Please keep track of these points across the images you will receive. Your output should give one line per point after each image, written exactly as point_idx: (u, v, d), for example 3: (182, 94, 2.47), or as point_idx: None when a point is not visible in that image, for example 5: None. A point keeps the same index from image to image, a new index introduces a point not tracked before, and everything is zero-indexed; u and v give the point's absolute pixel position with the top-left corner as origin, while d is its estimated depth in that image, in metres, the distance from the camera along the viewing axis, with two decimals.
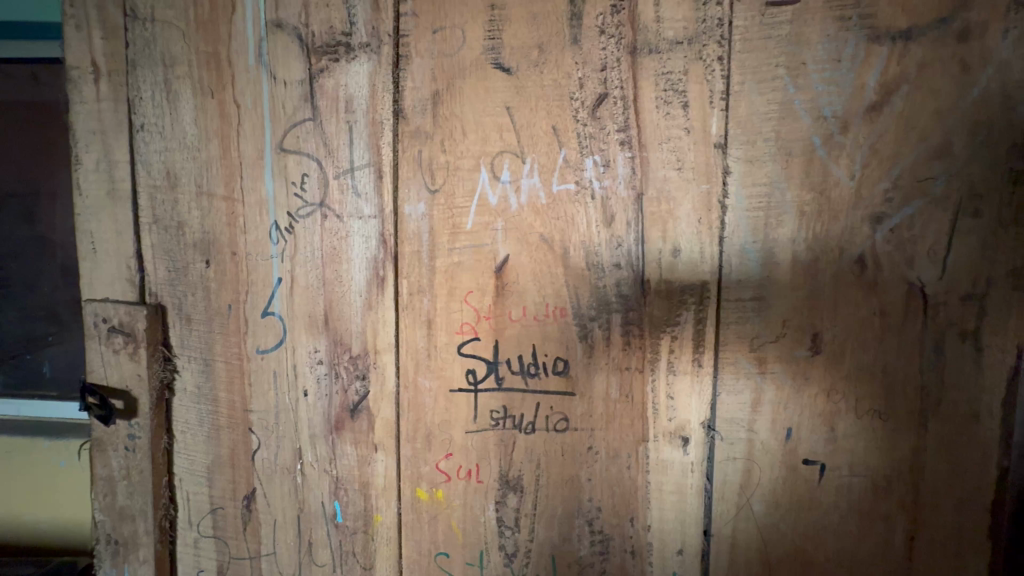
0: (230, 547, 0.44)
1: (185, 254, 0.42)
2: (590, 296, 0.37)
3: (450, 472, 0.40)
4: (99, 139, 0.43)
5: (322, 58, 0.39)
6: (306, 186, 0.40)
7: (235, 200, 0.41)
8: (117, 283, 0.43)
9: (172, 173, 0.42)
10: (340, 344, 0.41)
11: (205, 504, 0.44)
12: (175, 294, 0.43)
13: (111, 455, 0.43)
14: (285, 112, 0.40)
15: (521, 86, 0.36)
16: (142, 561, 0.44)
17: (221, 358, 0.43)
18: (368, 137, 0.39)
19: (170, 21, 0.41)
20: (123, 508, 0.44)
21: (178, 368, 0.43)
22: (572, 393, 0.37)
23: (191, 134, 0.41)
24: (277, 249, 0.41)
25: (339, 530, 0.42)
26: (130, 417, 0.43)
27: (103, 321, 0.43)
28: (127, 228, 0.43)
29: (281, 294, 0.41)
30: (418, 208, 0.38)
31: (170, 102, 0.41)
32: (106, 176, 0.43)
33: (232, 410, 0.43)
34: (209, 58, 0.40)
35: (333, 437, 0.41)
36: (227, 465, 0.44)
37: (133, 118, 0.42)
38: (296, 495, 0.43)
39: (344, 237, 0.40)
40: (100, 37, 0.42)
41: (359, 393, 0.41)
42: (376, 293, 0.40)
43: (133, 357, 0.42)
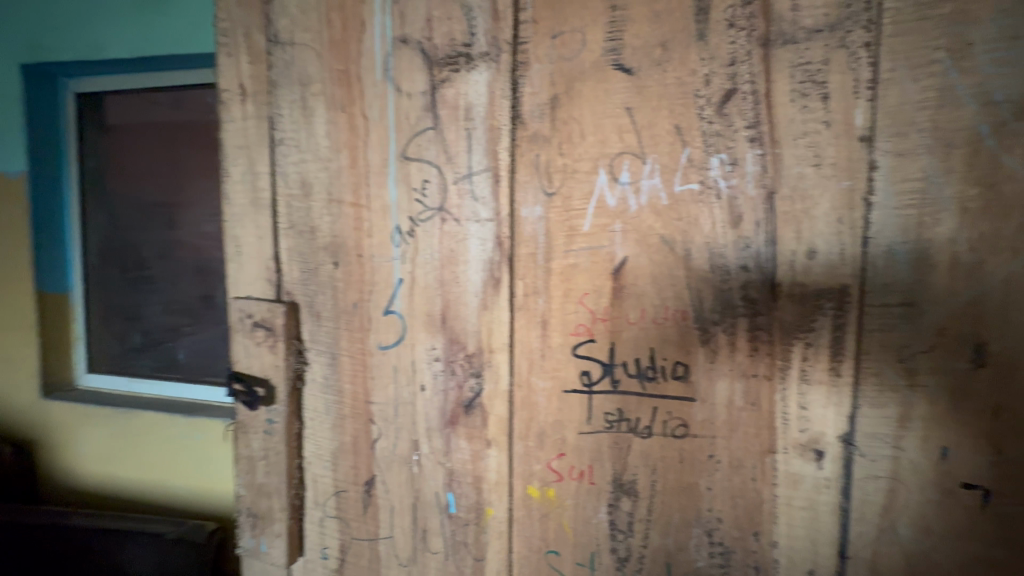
0: (351, 528, 0.48)
1: (316, 257, 0.46)
2: (712, 299, 0.36)
3: (563, 472, 0.40)
4: (245, 153, 0.48)
5: (443, 69, 0.41)
6: (426, 191, 0.42)
7: (362, 206, 0.44)
8: (258, 282, 0.48)
9: (306, 182, 0.46)
10: (456, 343, 0.42)
11: (330, 487, 0.48)
12: (307, 292, 0.47)
13: (252, 438, 0.48)
14: (408, 122, 0.42)
15: (643, 86, 0.36)
16: (277, 534, 0.49)
17: (346, 352, 0.46)
18: (486, 143, 0.40)
19: (306, 42, 0.44)
20: (261, 485, 0.49)
21: (309, 361, 0.47)
22: (692, 398, 0.37)
23: (324, 146, 0.45)
24: (399, 252, 0.43)
25: (452, 521, 0.44)
26: (269, 403, 0.47)
27: (248, 316, 0.48)
28: (267, 233, 0.47)
29: (401, 294, 0.43)
30: (535, 211, 0.39)
31: (305, 117, 0.45)
32: (250, 187, 0.48)
33: (355, 400, 0.46)
34: (341, 76, 0.43)
35: (448, 431, 0.43)
36: (350, 451, 0.47)
37: (274, 133, 0.46)
38: (413, 484, 0.45)
39: (461, 240, 0.41)
40: (247, 62, 0.46)
41: (474, 390, 0.42)
42: (491, 294, 0.41)
43: (272, 349, 0.47)
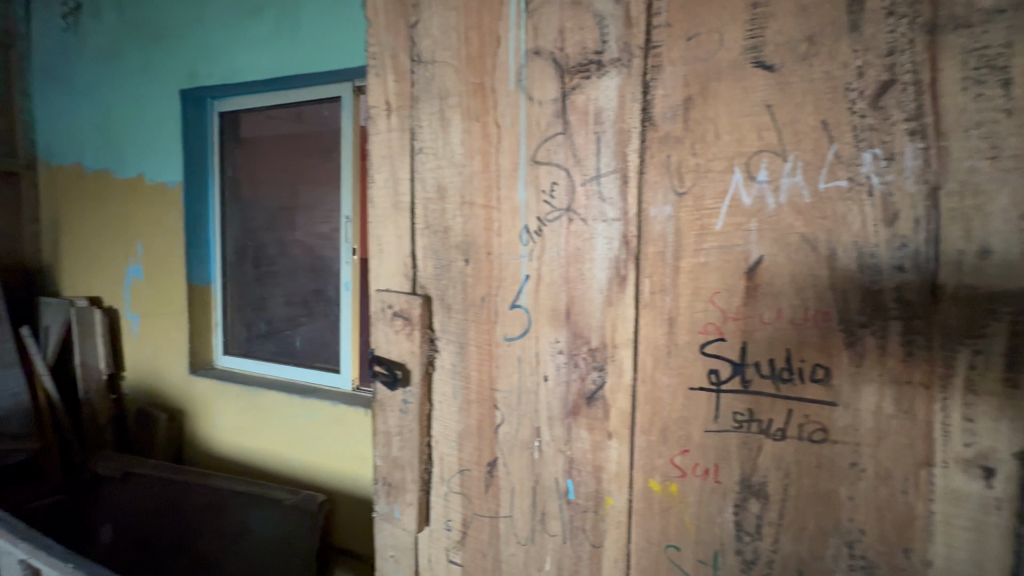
0: (474, 504, 0.52)
1: (448, 254, 0.50)
2: (860, 301, 0.34)
3: (686, 468, 0.41)
4: (388, 162, 0.53)
5: (575, 77, 0.43)
6: (554, 193, 0.44)
7: (492, 208, 0.47)
8: (396, 277, 0.54)
9: (442, 186, 0.50)
10: (579, 336, 0.44)
11: (455, 464, 0.52)
12: (439, 286, 0.51)
13: (389, 415, 0.54)
14: (539, 128, 0.44)
15: (785, 83, 0.35)
16: (409, 503, 0.54)
17: (473, 342, 0.50)
18: (615, 145, 0.41)
19: (446, 60, 0.49)
20: (396, 458, 0.54)
21: (439, 348, 0.52)
22: (833, 403, 0.35)
23: (459, 153, 0.49)
24: (526, 250, 0.46)
25: (570, 506, 0.46)
26: (405, 385, 0.53)
27: (389, 306, 0.53)
28: (406, 232, 0.53)
29: (527, 289, 0.46)
30: (665, 210, 0.40)
31: (443, 127, 0.49)
32: (392, 191, 0.53)
33: (480, 386, 0.50)
34: (477, 88, 0.47)
35: (569, 420, 0.45)
36: (474, 434, 0.51)
37: (414, 143, 0.51)
38: (533, 468, 0.48)
39: (588, 239, 0.43)
40: (393, 80, 0.52)
41: (597, 382, 0.44)
42: (616, 291, 0.42)
43: (409, 336, 0.52)
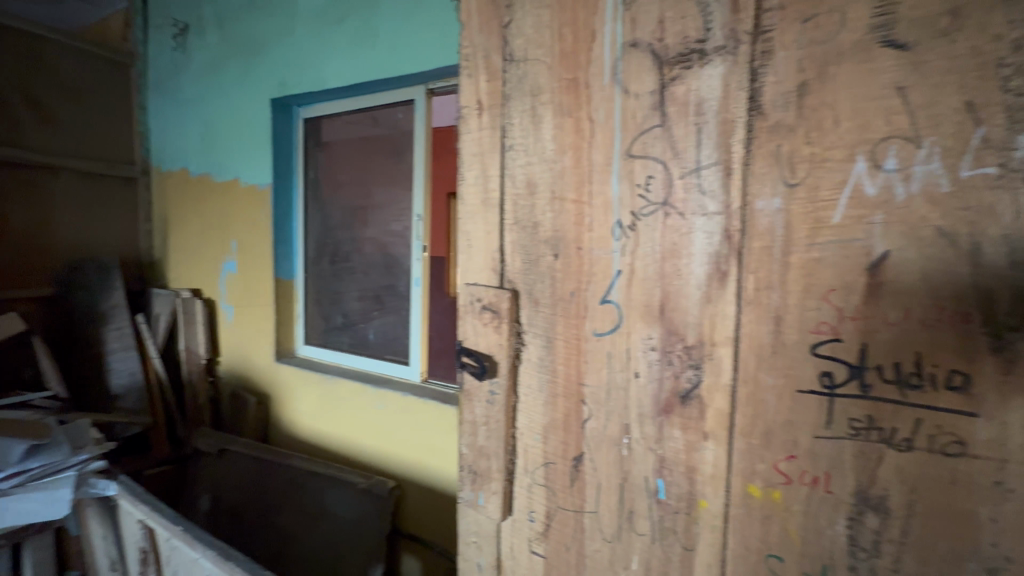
0: (558, 497, 0.52)
1: (537, 249, 0.51)
2: (1010, 300, 0.31)
3: (792, 475, 0.39)
4: (479, 159, 0.55)
5: (674, 67, 0.42)
6: (650, 187, 0.44)
7: (584, 203, 0.47)
8: (484, 271, 0.55)
9: (532, 182, 0.51)
10: (674, 333, 0.43)
11: (540, 457, 0.53)
12: (527, 280, 0.52)
13: (476, 405, 0.56)
14: (635, 121, 0.44)
15: (921, 62, 0.32)
16: (493, 491, 0.56)
17: (561, 337, 0.50)
18: (717, 136, 0.40)
19: (539, 57, 0.49)
20: (482, 447, 0.56)
21: (526, 342, 0.53)
22: (973, 413, 0.32)
23: (550, 149, 0.49)
24: (618, 245, 0.46)
25: (660, 506, 0.45)
26: (492, 376, 0.54)
27: (478, 300, 0.55)
28: (495, 228, 0.54)
29: (619, 284, 0.46)
30: (773, 203, 0.38)
31: (534, 124, 0.50)
32: (482, 188, 0.55)
33: (568, 380, 0.50)
34: (569, 84, 0.47)
35: (661, 418, 0.45)
36: (560, 427, 0.51)
37: (505, 140, 0.53)
38: (621, 465, 0.47)
39: (686, 233, 0.42)
40: (485, 80, 0.54)
41: (691, 381, 0.43)
42: (716, 287, 0.41)
43: (497, 329, 0.54)
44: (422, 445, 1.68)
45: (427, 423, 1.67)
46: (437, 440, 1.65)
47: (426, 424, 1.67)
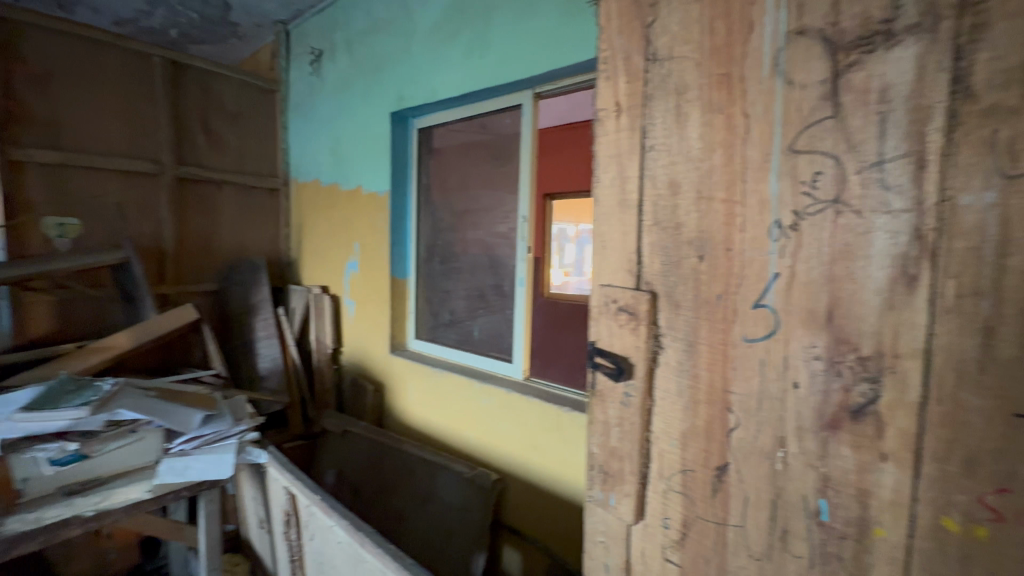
0: (697, 507, 0.51)
1: (679, 250, 0.50)
2: None
3: (1001, 511, 0.35)
4: (615, 161, 0.55)
5: (852, 52, 0.39)
6: (817, 183, 0.41)
7: (735, 202, 0.46)
8: (619, 271, 0.56)
9: (674, 182, 0.50)
10: (844, 343, 0.41)
11: (676, 463, 0.52)
12: (667, 282, 0.51)
13: (610, 406, 0.57)
14: (800, 114, 0.42)
15: None
16: (626, 493, 0.56)
17: (705, 341, 0.49)
18: (905, 125, 0.37)
19: (686, 55, 0.49)
20: (615, 448, 0.57)
21: (663, 344, 0.52)
22: None
23: (697, 148, 0.48)
24: (777, 246, 0.44)
25: (823, 529, 0.43)
26: (628, 377, 0.55)
27: (613, 301, 0.56)
28: (632, 229, 0.54)
29: (775, 288, 0.44)
30: (983, 198, 0.34)
31: (679, 122, 0.49)
32: (619, 189, 0.55)
33: (711, 388, 0.49)
34: (721, 79, 0.46)
35: (826, 434, 0.42)
36: (702, 434, 0.50)
37: (645, 141, 0.53)
38: (774, 480, 0.45)
39: (864, 233, 0.39)
40: (624, 82, 0.54)
41: (866, 396, 0.40)
42: (902, 293, 0.38)
43: (634, 331, 0.54)
44: (527, 444, 1.72)
45: (532, 422, 1.69)
46: (542, 441, 1.67)
47: (532, 422, 1.69)
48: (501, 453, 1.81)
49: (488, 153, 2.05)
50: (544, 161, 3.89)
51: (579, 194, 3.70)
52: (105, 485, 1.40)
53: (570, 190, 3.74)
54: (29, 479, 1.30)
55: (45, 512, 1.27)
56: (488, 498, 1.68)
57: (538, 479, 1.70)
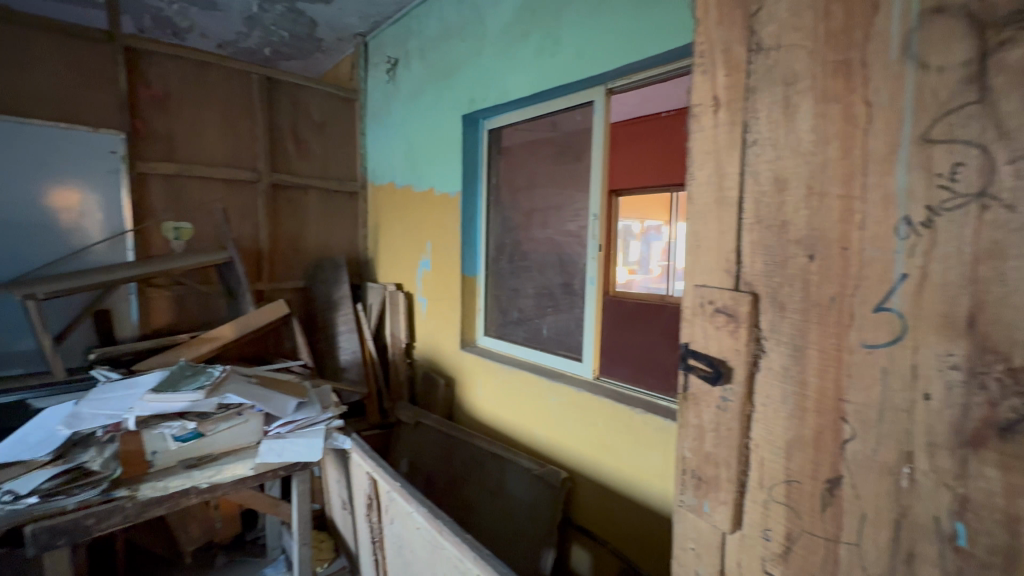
0: (804, 520, 0.52)
1: (786, 250, 0.53)
2: None
3: None
4: (713, 157, 0.60)
5: (1006, 28, 0.37)
6: (956, 176, 0.41)
7: (854, 197, 0.47)
8: (715, 272, 0.60)
9: (781, 178, 0.53)
10: (989, 351, 0.39)
11: (781, 473, 0.54)
12: (770, 283, 0.54)
13: (705, 409, 0.61)
14: (936, 101, 0.41)
15: None
16: (721, 501, 0.59)
17: (815, 346, 0.51)
18: None
19: (796, 42, 0.51)
20: (710, 454, 0.61)
21: (765, 348, 0.55)
22: None
23: (810, 141, 0.50)
24: (904, 244, 0.44)
25: (960, 555, 0.42)
26: (726, 381, 0.58)
27: (709, 302, 0.60)
28: (730, 228, 0.58)
29: (901, 291, 0.44)
30: None
31: (787, 115, 0.52)
32: (717, 186, 0.59)
33: (822, 394, 0.50)
34: (838, 67, 0.47)
35: (966, 452, 0.41)
36: (810, 445, 0.51)
37: (747, 135, 0.56)
38: (897, 497, 0.45)
39: (1017, 230, 0.38)
40: (724, 74, 0.58)
41: (1017, 412, 0.38)
42: None
43: (732, 333, 0.57)
44: (597, 445, 1.70)
45: (603, 424, 1.67)
46: (613, 443, 1.64)
47: (603, 425, 1.67)
48: (570, 453, 1.80)
49: (554, 149, 2.04)
50: (615, 156, 3.81)
51: (649, 189, 3.65)
52: (216, 461, 1.56)
53: (639, 185, 3.70)
54: (158, 453, 1.49)
55: (169, 481, 1.44)
56: (556, 495, 1.69)
57: (608, 479, 1.68)
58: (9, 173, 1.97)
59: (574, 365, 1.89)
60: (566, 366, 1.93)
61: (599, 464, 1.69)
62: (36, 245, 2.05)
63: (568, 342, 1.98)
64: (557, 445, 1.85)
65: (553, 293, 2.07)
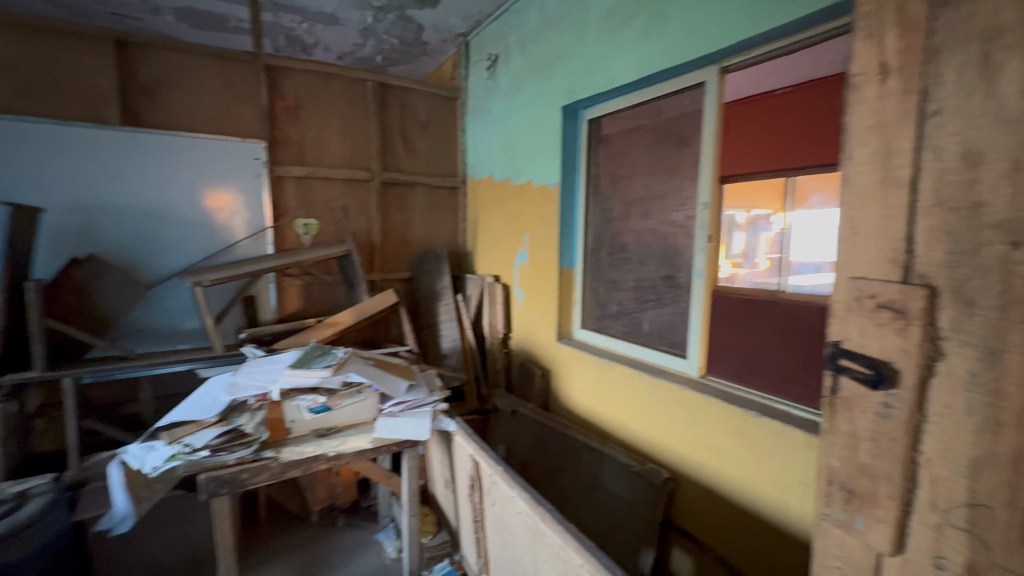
0: (995, 553, 0.49)
1: (979, 237, 0.50)
2: None
3: None
4: (879, 132, 0.58)
5: None
6: None
7: None
8: (877, 261, 0.59)
9: (973, 151, 0.50)
10: None
11: (962, 496, 0.52)
12: (953, 276, 0.52)
13: (860, 415, 0.61)
14: None
15: None
16: (880, 518, 0.59)
17: (1015, 350, 0.47)
18: None
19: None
20: (865, 466, 0.61)
21: (945, 351, 0.52)
22: None
23: (1018, 108, 0.46)
24: None
25: None
26: (891, 386, 0.57)
27: (869, 297, 0.59)
28: (899, 212, 0.56)
29: None
30: None
31: (985, 77, 0.48)
32: (883, 165, 0.58)
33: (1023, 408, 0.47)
34: None
35: None
36: (1004, 466, 0.48)
37: (927, 104, 0.53)
38: None
39: None
40: (896, 35, 0.55)
41: None
42: None
43: (901, 330, 0.56)
44: (702, 446, 1.62)
45: (710, 424, 1.59)
46: (720, 445, 1.55)
47: (709, 425, 1.59)
48: (671, 451, 1.74)
49: (654, 135, 1.97)
50: (728, 140, 3.56)
51: (799, 170, 3.13)
52: (341, 432, 1.75)
53: (784, 168, 3.21)
54: (295, 421, 1.69)
55: (304, 447, 1.65)
56: (655, 494, 1.65)
57: (713, 482, 1.59)
58: (183, 180, 2.35)
59: (678, 361, 1.80)
60: (669, 362, 1.84)
61: (704, 466, 1.61)
62: (202, 240, 2.42)
63: (670, 338, 1.90)
64: (657, 443, 1.79)
65: (654, 287, 2.00)
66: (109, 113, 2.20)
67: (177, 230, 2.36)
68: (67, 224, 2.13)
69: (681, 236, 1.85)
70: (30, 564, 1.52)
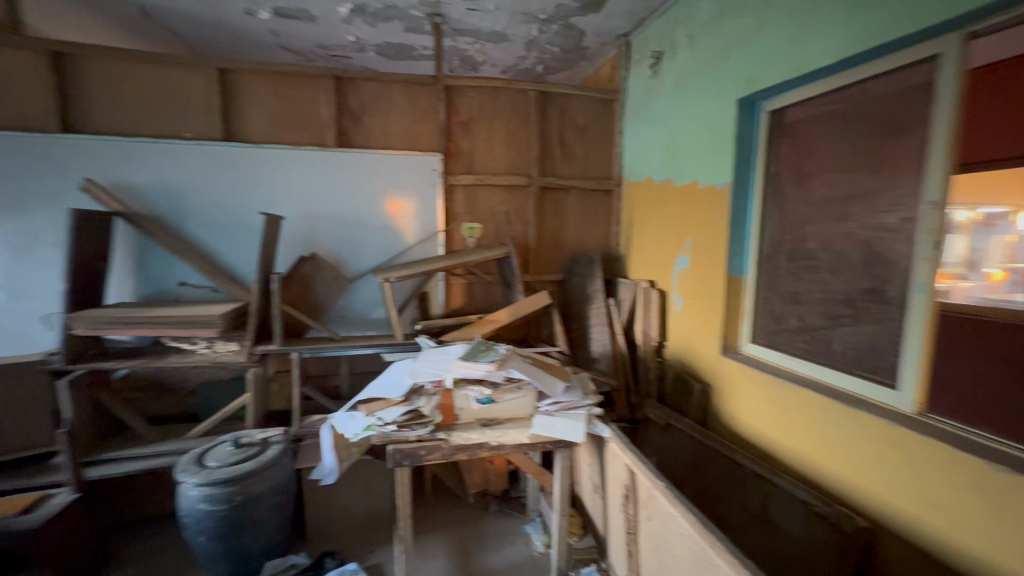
0: None
1: None
2: None
3: None
4: None
5: None
6: None
7: None
8: None
9: None
10: None
11: None
12: None
13: None
14: None
15: None
16: None
17: None
18: None
19: None
20: None
21: None
22: None
23: None
24: None
25: None
26: None
27: None
28: None
29: None
30: None
31: None
32: None
33: None
34: None
35: None
36: None
37: None
38: None
39: None
40: None
41: None
42: None
43: None
44: (913, 498, 1.34)
45: (926, 474, 1.30)
46: (942, 502, 1.26)
47: (925, 474, 1.30)
48: (866, 496, 1.48)
49: (853, 122, 1.66)
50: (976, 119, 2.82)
51: None
52: (503, 424, 1.86)
53: None
54: (463, 409, 1.85)
55: (471, 433, 1.79)
56: (832, 538, 1.43)
57: (914, 530, 1.34)
58: (377, 191, 2.74)
59: (884, 391, 1.51)
60: (869, 390, 1.56)
61: (915, 522, 1.33)
62: (390, 242, 2.79)
63: (872, 364, 1.58)
64: (847, 484, 1.54)
65: (850, 301, 1.67)
66: (328, 137, 2.68)
67: (372, 233, 2.76)
68: (296, 229, 2.65)
69: (892, 240, 1.53)
70: (267, 497, 1.93)
